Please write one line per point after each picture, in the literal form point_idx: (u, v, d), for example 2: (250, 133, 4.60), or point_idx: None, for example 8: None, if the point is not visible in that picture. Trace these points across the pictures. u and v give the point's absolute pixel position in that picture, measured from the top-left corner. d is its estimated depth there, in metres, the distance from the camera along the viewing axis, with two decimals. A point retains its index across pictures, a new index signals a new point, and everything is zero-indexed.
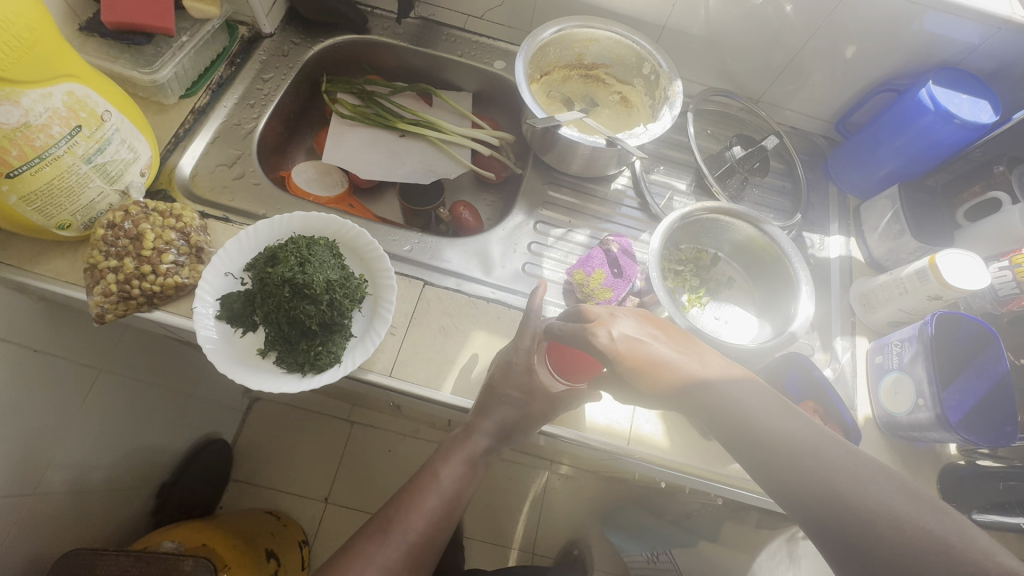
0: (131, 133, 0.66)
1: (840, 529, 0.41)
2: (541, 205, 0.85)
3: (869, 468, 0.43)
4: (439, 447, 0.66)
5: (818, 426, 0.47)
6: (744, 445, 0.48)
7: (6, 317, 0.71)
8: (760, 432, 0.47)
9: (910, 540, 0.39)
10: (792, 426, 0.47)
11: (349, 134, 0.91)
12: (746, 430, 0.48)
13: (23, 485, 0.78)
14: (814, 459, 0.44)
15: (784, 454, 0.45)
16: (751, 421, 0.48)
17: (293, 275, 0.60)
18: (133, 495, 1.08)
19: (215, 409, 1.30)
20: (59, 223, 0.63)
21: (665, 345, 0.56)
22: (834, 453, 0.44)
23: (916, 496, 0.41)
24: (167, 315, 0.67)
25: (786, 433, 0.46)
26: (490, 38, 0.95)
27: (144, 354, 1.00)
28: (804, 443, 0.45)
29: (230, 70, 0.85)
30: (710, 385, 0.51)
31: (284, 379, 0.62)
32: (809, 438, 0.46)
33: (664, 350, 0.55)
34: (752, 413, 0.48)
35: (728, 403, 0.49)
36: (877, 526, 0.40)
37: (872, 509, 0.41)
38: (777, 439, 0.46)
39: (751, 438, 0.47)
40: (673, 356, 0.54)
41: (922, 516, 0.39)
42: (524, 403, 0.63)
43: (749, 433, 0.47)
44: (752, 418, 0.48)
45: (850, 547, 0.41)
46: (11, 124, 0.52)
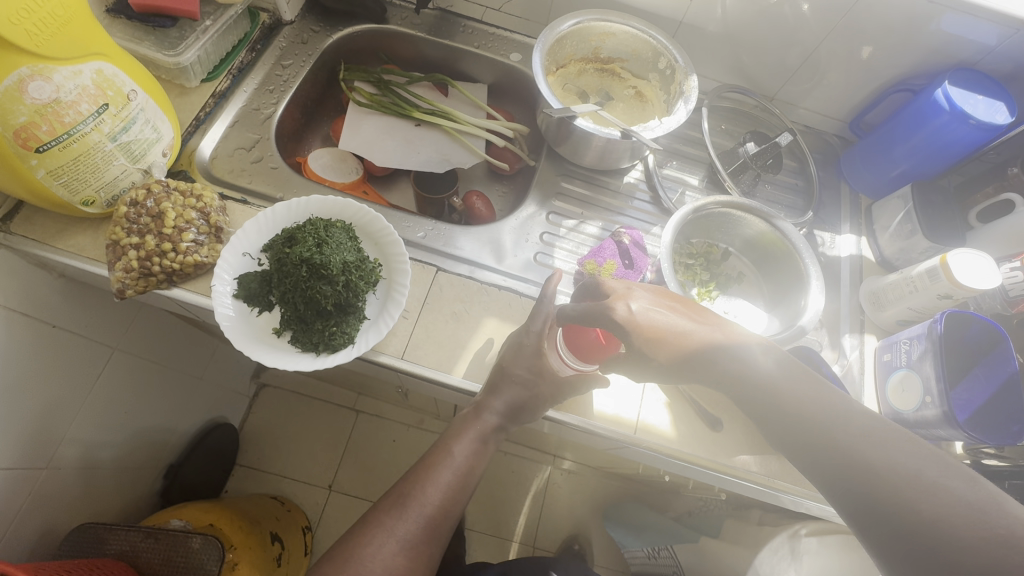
0: (155, 114, 0.67)
1: (865, 497, 0.43)
2: (554, 196, 0.85)
3: (895, 435, 0.44)
4: (451, 423, 0.67)
5: (840, 397, 0.48)
6: (775, 418, 0.48)
7: (28, 292, 0.72)
8: (787, 404, 0.48)
9: (936, 506, 0.40)
10: (819, 396, 0.48)
11: (365, 122, 0.92)
12: (775, 406, 0.48)
13: (35, 458, 0.79)
14: (841, 428, 0.45)
15: (812, 427, 0.46)
16: (779, 394, 0.48)
17: (311, 255, 0.61)
18: (141, 474, 1.10)
19: (224, 392, 1.31)
20: (83, 199, 0.64)
21: (685, 316, 0.55)
22: (860, 422, 0.46)
23: (942, 462, 0.42)
24: (185, 293, 0.68)
25: (813, 405, 0.47)
26: (506, 30, 0.96)
27: (156, 334, 1.01)
28: (830, 413, 0.47)
29: (251, 55, 0.86)
30: (730, 356, 0.51)
31: (298, 357, 0.63)
32: (836, 407, 0.47)
33: (684, 322, 0.54)
34: (777, 386, 0.49)
35: (751, 375, 0.50)
36: (904, 491, 0.41)
37: (897, 474, 0.42)
38: (803, 411, 0.47)
39: (782, 411, 0.48)
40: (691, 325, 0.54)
41: (946, 489, 0.40)
42: (535, 384, 0.63)
43: (773, 404, 0.48)
44: (779, 390, 0.48)
45: (876, 515, 0.42)
46: (42, 100, 0.54)
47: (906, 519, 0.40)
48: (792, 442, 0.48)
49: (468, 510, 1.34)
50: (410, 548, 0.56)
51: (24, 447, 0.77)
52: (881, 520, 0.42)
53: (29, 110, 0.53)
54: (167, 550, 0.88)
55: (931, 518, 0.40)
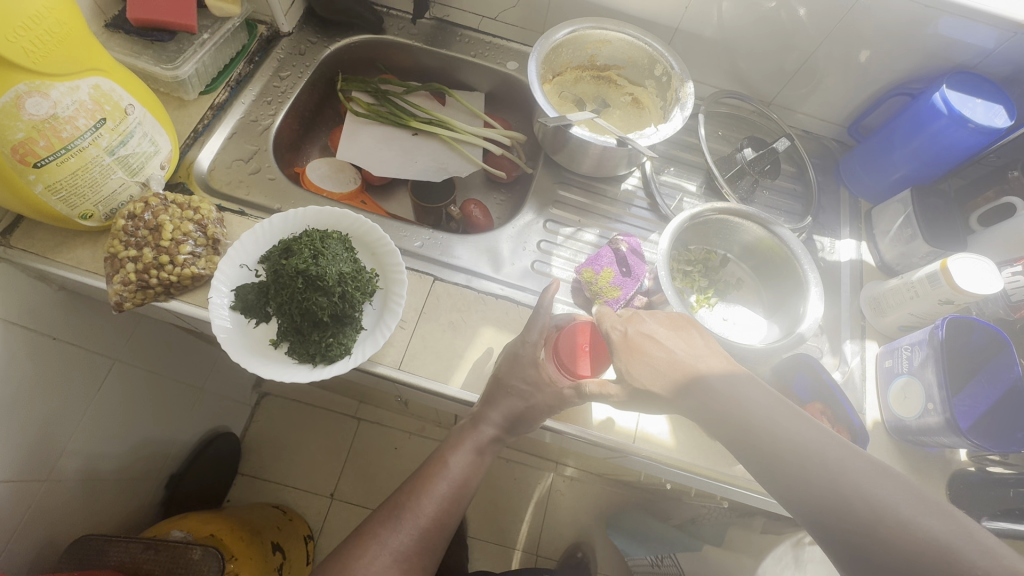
0: (152, 127, 0.68)
1: (828, 519, 0.46)
2: (551, 204, 0.85)
3: (880, 475, 0.46)
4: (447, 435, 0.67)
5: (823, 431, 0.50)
6: (752, 456, 0.51)
7: (27, 305, 0.73)
8: (765, 441, 0.50)
9: (912, 545, 0.42)
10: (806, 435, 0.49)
11: (363, 132, 0.93)
12: (754, 440, 0.50)
13: (36, 470, 0.79)
14: (825, 465, 0.47)
15: (774, 459, 0.49)
16: (756, 431, 0.50)
17: (307, 267, 0.61)
18: (143, 485, 1.10)
19: (224, 401, 1.31)
20: (81, 213, 0.64)
21: (675, 342, 0.58)
22: (841, 460, 0.47)
23: (919, 498, 0.44)
24: (184, 305, 0.68)
25: (802, 442, 0.49)
26: (503, 39, 0.97)
27: (153, 345, 1.01)
28: (814, 449, 0.48)
29: (249, 67, 0.86)
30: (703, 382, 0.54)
31: (295, 369, 0.63)
32: (820, 444, 0.48)
33: (675, 348, 0.57)
34: (764, 424, 0.50)
35: (738, 415, 0.51)
36: (884, 531, 0.43)
37: (874, 510, 0.44)
38: (774, 442, 0.49)
39: (765, 446, 0.50)
40: (682, 353, 0.57)
41: (899, 513, 0.44)
42: (530, 394, 0.62)
43: (756, 441, 0.50)
44: (762, 425, 0.50)
45: (854, 548, 0.44)
46: (40, 115, 0.54)
47: (884, 554, 0.43)
48: (769, 474, 0.49)
49: (470, 518, 1.33)
50: (404, 560, 0.56)
51: (24, 461, 0.77)
52: (854, 545, 0.44)
53: (27, 126, 0.54)
54: (168, 561, 0.87)
55: (906, 553, 0.42)
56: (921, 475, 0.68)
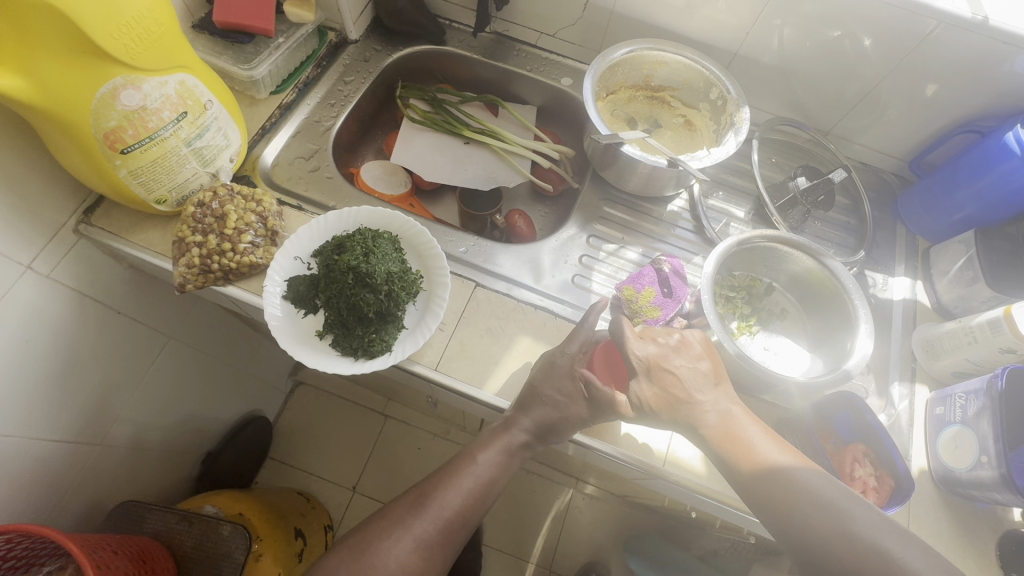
0: (227, 122, 0.72)
1: (809, 556, 0.50)
2: (595, 219, 0.86)
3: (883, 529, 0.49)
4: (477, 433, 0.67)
5: (832, 482, 0.53)
6: (760, 498, 0.53)
7: (98, 279, 0.78)
8: (778, 482, 0.53)
9: None
10: (818, 485, 0.52)
11: (417, 138, 0.96)
12: (754, 477, 0.54)
13: (90, 434, 0.85)
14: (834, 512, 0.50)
15: (781, 502, 0.52)
16: (769, 473, 0.53)
17: (358, 264, 0.64)
18: (182, 459, 1.15)
19: (261, 386, 1.36)
20: (157, 198, 0.69)
21: (697, 382, 0.59)
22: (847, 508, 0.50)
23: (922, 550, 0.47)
24: (240, 291, 0.72)
25: (813, 489, 0.52)
26: (559, 55, 0.98)
27: (204, 327, 1.06)
28: (823, 499, 0.51)
29: (316, 71, 0.91)
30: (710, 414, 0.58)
31: (338, 361, 0.65)
32: (828, 493, 0.52)
33: (692, 387, 0.59)
34: (780, 469, 0.54)
35: (754, 459, 0.55)
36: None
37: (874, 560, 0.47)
38: (768, 483, 0.53)
39: (775, 489, 0.52)
40: (698, 393, 0.58)
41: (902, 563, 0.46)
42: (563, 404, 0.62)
43: (768, 483, 0.53)
44: (779, 470, 0.53)
45: None
46: (131, 106, 0.59)
47: None
48: (775, 515, 0.52)
49: (488, 525, 1.34)
50: (425, 548, 0.57)
51: (81, 423, 0.83)
52: None
53: (119, 116, 0.59)
54: (200, 535, 0.92)
55: None
56: (967, 531, 0.64)
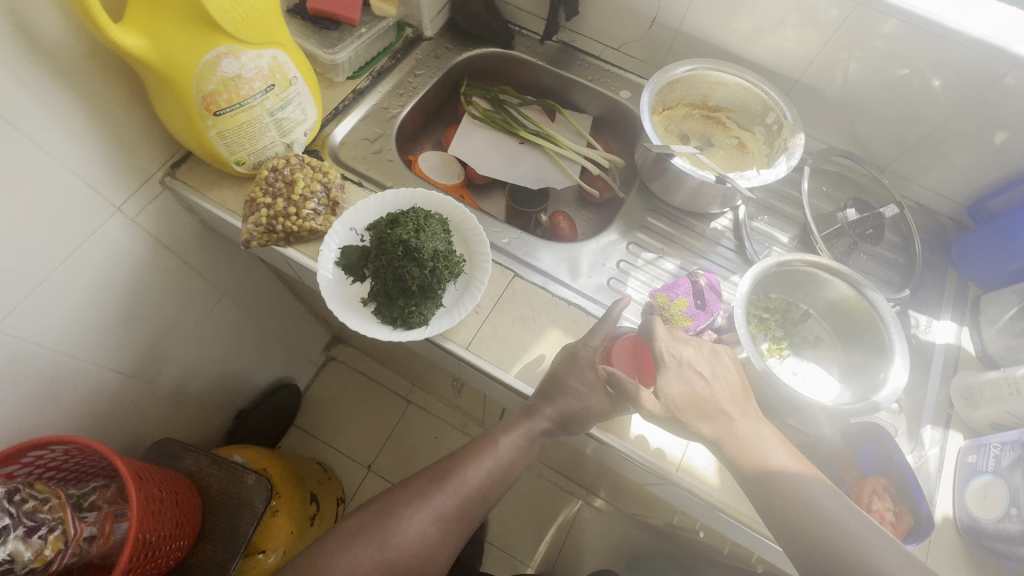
0: (307, 99, 0.79)
1: (806, 554, 0.53)
2: (637, 228, 0.88)
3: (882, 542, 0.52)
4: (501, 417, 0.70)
5: (836, 492, 0.56)
6: (764, 499, 0.56)
7: (173, 229, 0.86)
8: (785, 488, 0.55)
9: None
10: (823, 495, 0.55)
11: (474, 133, 1.00)
12: (768, 482, 0.56)
13: (143, 370, 0.93)
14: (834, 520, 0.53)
15: (786, 506, 0.55)
16: (777, 478, 0.56)
17: (408, 238, 0.68)
18: (218, 411, 1.22)
19: (296, 355, 1.43)
20: (237, 159, 0.76)
21: (719, 388, 0.62)
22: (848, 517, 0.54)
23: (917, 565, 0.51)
24: (297, 253, 0.78)
25: (817, 499, 0.55)
26: (621, 69, 1.01)
27: (256, 289, 1.14)
28: (828, 510, 0.54)
29: (391, 62, 0.97)
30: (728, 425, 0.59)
31: (377, 327, 0.70)
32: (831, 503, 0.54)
33: (713, 391, 0.61)
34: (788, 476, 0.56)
35: (765, 466, 0.57)
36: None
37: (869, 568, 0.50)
38: (775, 489, 0.55)
39: (782, 494, 0.55)
40: (721, 397, 0.61)
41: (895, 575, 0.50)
42: (585, 394, 0.64)
43: (776, 488, 0.55)
44: (787, 477, 0.56)
45: None
46: (229, 74, 0.66)
47: None
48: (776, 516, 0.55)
49: (493, 522, 1.36)
50: (442, 521, 0.60)
51: (137, 358, 0.91)
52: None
53: (218, 81, 0.65)
54: (227, 479, 0.97)
55: None
56: None
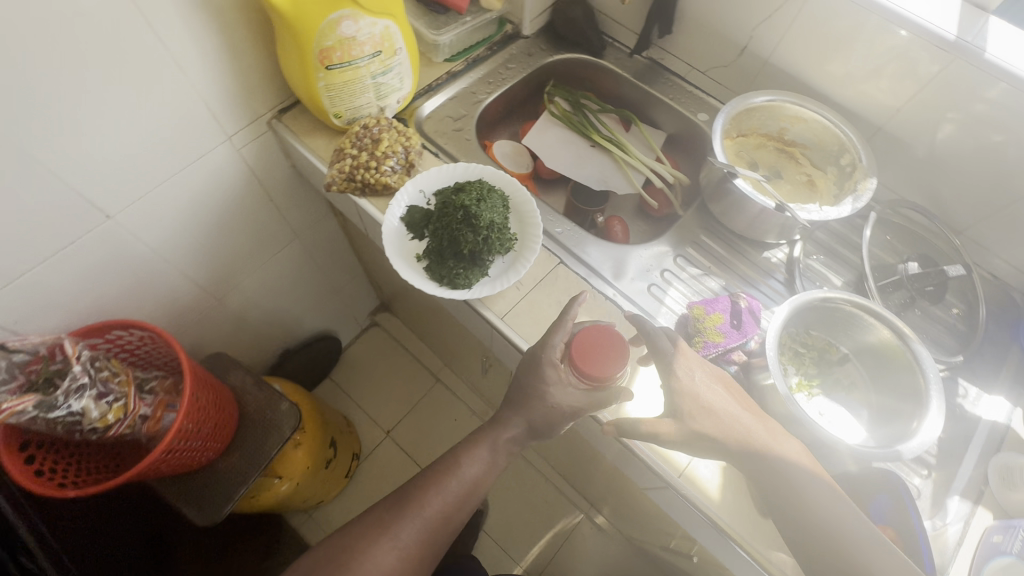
0: (406, 70, 0.87)
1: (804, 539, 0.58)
2: (689, 244, 0.90)
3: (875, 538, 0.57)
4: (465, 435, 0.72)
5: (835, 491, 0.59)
6: (771, 490, 0.59)
7: (267, 166, 0.96)
8: (788, 486, 0.58)
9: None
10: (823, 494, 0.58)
11: (550, 130, 1.05)
12: (774, 476, 0.59)
13: (214, 286, 1.04)
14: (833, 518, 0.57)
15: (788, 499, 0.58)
16: (784, 475, 0.59)
17: (469, 206, 0.74)
18: (267, 344, 1.33)
19: (345, 311, 1.53)
20: (335, 112, 0.84)
21: (729, 395, 0.64)
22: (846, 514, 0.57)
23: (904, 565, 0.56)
24: (369, 204, 0.85)
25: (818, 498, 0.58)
26: (703, 93, 1.04)
27: (324, 240, 1.24)
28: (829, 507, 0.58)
29: (486, 53, 1.04)
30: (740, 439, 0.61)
31: (425, 282, 0.76)
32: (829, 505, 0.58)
33: (722, 400, 0.63)
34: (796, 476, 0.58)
35: (774, 466, 0.59)
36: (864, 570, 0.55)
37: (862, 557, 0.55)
38: (779, 483, 0.59)
39: (787, 489, 0.58)
40: (726, 402, 0.63)
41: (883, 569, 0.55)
42: (550, 398, 0.66)
43: (784, 486, 0.58)
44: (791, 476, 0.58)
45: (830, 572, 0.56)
46: (347, 35, 0.74)
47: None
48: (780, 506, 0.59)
49: (493, 516, 1.47)
50: (407, 550, 0.64)
51: (213, 273, 1.02)
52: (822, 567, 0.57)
53: (336, 39, 0.74)
54: (263, 401, 1.07)
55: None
56: None
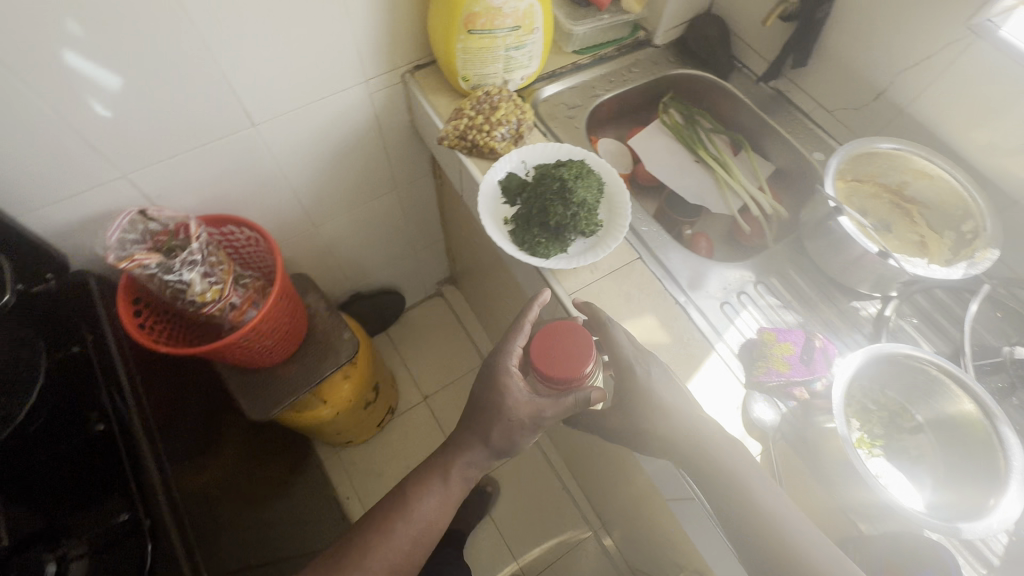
0: (537, 50, 0.91)
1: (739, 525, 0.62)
2: (775, 274, 0.87)
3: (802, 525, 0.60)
4: (414, 475, 0.77)
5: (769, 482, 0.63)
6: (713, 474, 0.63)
7: (390, 115, 1.05)
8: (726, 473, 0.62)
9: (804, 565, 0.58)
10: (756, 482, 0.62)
11: (656, 137, 1.05)
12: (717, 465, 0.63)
13: (316, 213, 1.14)
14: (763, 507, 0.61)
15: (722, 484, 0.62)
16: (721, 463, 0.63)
17: (566, 181, 0.77)
18: (342, 282, 1.43)
19: (416, 272, 1.61)
20: (464, 75, 0.91)
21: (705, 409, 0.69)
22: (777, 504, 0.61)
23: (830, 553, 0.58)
24: (472, 165, 0.90)
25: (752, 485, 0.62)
26: (825, 133, 1.00)
27: (418, 198, 1.32)
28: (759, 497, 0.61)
29: (614, 53, 1.07)
30: (726, 449, 0.64)
31: (507, 244, 0.79)
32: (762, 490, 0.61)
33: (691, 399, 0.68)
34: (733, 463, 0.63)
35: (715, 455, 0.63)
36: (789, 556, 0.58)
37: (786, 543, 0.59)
38: (719, 471, 0.63)
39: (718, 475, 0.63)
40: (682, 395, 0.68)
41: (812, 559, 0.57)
42: (507, 416, 0.69)
43: (721, 472, 0.62)
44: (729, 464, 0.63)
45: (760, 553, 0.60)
46: (494, 5, 0.81)
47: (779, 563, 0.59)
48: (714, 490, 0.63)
49: (504, 508, 1.54)
50: None
51: (318, 201, 1.12)
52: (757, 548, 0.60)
53: (483, 7, 0.80)
54: (331, 326, 1.15)
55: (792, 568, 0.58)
56: None
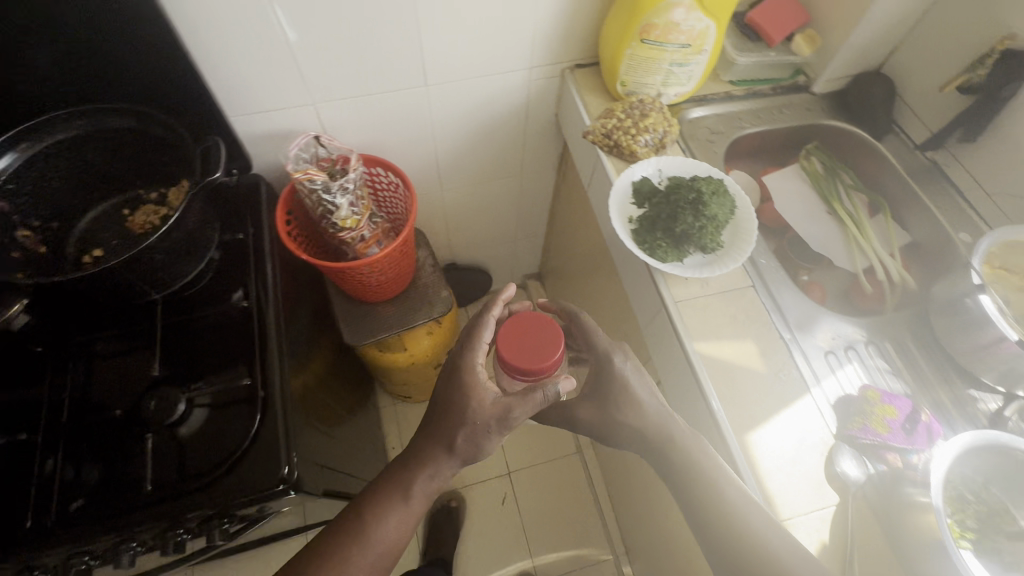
0: (699, 71, 0.95)
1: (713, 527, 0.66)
2: (887, 341, 0.86)
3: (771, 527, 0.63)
4: (364, 496, 0.72)
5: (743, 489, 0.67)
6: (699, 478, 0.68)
7: (540, 104, 1.12)
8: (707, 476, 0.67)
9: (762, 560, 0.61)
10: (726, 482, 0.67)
11: (792, 181, 1.05)
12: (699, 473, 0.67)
13: (447, 178, 1.24)
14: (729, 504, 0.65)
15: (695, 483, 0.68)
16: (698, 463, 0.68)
17: (702, 194, 0.80)
18: (442, 249, 1.53)
19: (508, 258, 1.68)
20: (623, 80, 0.96)
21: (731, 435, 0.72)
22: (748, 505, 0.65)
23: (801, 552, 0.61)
24: (608, 163, 0.95)
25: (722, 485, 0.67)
26: (977, 215, 0.96)
27: (534, 189, 1.39)
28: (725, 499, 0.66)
29: (769, 91, 1.08)
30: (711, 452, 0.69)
31: (627, 240, 0.83)
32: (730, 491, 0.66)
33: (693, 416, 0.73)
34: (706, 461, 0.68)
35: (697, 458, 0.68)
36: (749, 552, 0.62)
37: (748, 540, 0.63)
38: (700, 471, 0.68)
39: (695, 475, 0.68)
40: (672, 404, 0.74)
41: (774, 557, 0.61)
42: (471, 417, 0.69)
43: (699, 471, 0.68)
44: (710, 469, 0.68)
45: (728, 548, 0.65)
46: (674, 20, 0.85)
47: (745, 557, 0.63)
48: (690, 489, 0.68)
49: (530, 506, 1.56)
50: None
51: (453, 167, 1.21)
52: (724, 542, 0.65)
53: (664, 21, 0.85)
54: (431, 282, 1.25)
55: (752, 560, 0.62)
56: None
